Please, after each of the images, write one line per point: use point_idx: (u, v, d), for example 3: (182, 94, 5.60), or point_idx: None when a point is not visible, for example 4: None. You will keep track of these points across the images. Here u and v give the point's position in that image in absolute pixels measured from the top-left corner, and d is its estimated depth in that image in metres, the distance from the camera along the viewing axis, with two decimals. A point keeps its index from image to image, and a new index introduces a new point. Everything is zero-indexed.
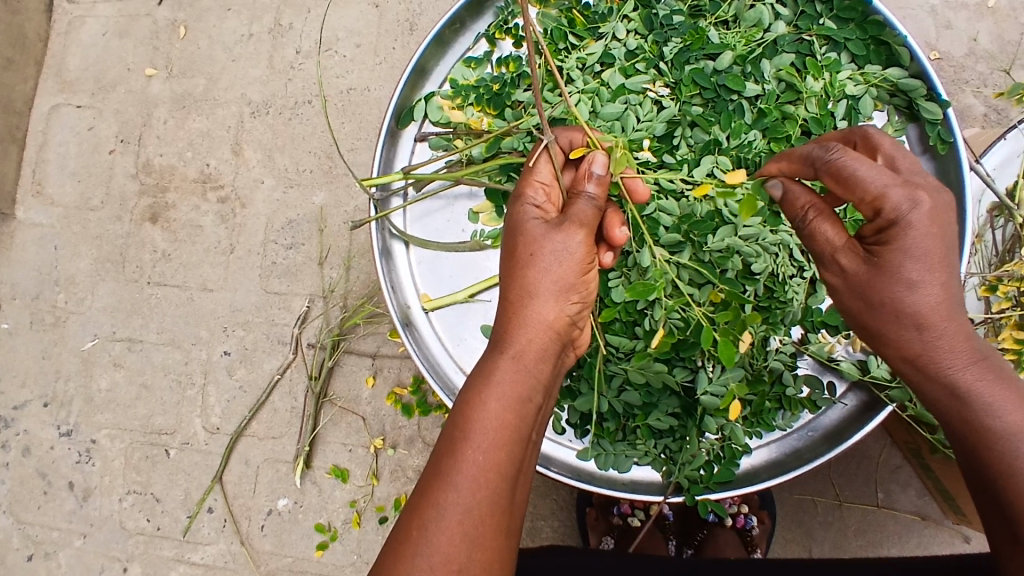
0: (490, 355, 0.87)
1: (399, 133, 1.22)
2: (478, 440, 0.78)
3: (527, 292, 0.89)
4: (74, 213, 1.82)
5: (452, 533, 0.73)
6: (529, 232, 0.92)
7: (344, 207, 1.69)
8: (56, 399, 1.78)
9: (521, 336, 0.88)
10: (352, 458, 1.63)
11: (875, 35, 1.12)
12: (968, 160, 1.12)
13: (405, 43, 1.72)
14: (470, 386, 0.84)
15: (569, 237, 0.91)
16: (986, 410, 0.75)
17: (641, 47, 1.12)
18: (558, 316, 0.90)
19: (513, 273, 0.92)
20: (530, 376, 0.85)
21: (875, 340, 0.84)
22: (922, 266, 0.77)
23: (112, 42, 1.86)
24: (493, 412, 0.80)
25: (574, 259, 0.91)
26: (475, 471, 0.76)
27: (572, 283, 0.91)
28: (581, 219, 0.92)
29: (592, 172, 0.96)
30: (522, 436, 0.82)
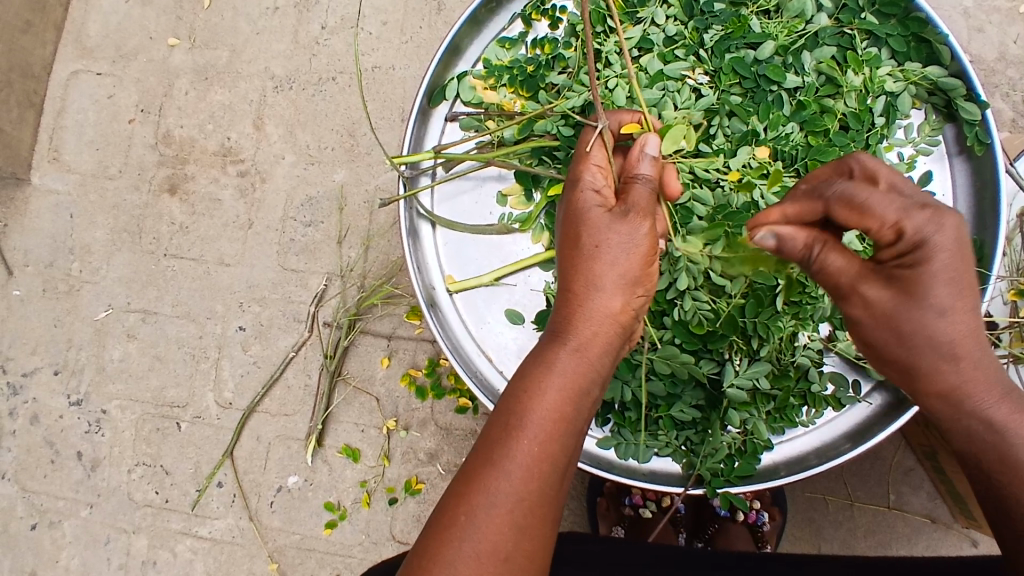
0: (549, 344, 0.86)
1: (429, 111, 1.20)
2: (533, 430, 0.78)
3: (591, 284, 0.87)
4: (90, 182, 1.81)
5: (500, 520, 0.74)
6: (590, 219, 0.89)
7: (365, 186, 1.67)
8: (67, 368, 1.77)
9: (581, 328, 0.86)
10: (364, 438, 1.63)
11: (916, 33, 1.10)
12: (1004, 162, 1.11)
13: (432, 22, 1.70)
14: (526, 373, 0.84)
15: (633, 228, 0.88)
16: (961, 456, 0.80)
17: (681, 34, 1.11)
18: (619, 308, 0.88)
19: (574, 259, 0.89)
20: (588, 368, 0.85)
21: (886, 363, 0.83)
22: (952, 292, 0.75)
23: (135, 10, 1.84)
24: (549, 403, 0.80)
25: (637, 251, 0.88)
26: (527, 460, 0.77)
27: (635, 275, 0.89)
28: (643, 209, 0.90)
29: (645, 154, 0.93)
30: (575, 428, 0.82)
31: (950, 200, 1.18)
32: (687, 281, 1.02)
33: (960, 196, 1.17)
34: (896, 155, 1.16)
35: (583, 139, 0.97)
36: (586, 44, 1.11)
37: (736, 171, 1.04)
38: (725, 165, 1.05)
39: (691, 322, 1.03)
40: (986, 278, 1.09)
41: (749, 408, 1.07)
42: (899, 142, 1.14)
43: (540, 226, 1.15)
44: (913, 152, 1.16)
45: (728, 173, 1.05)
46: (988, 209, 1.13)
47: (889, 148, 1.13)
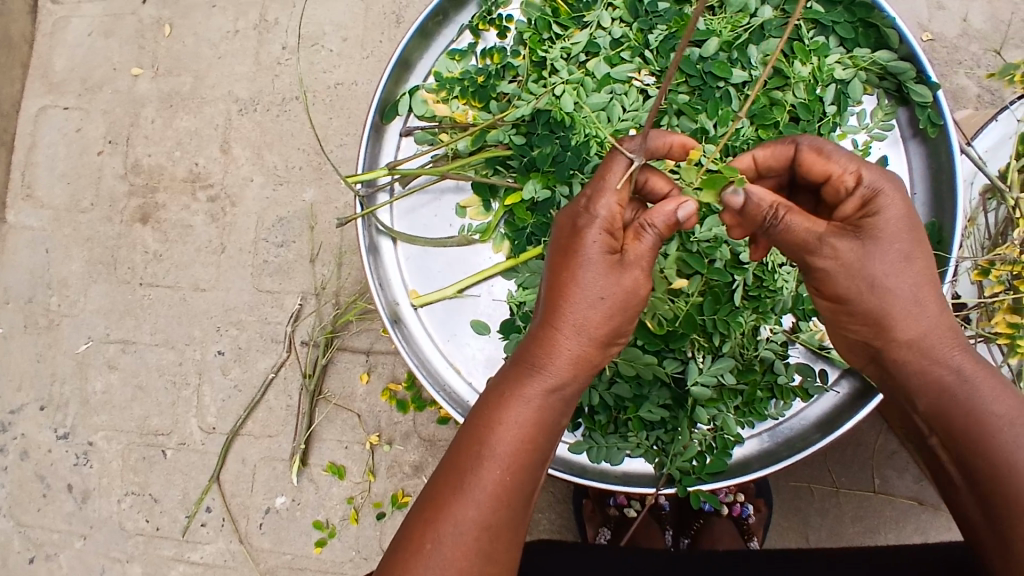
0: (523, 370, 0.84)
1: (383, 128, 1.20)
2: (501, 461, 0.80)
3: (575, 328, 0.82)
4: (64, 215, 1.81)
5: (465, 549, 0.77)
6: (590, 262, 0.82)
7: (335, 203, 1.68)
8: (52, 402, 1.78)
9: (560, 367, 0.83)
10: (348, 455, 1.63)
11: (862, 18, 1.11)
12: (959, 142, 1.11)
13: (392, 36, 1.71)
14: (494, 397, 0.84)
15: (631, 279, 0.83)
16: (989, 399, 0.78)
17: (626, 36, 1.11)
18: (599, 351, 0.85)
19: (567, 302, 0.82)
20: (557, 403, 0.84)
21: (921, 303, 0.81)
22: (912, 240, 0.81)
23: (98, 42, 1.85)
24: (518, 435, 0.81)
25: (630, 302, 0.84)
26: (493, 490, 0.79)
27: (618, 329, 0.85)
28: (645, 264, 0.84)
29: (673, 212, 0.84)
30: (542, 457, 0.84)
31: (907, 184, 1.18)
32: None
33: (917, 178, 1.17)
34: (851, 141, 1.18)
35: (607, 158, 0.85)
36: (533, 52, 1.11)
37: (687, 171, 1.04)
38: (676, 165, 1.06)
39: (650, 322, 1.03)
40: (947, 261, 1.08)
41: (716, 404, 1.07)
42: (852, 129, 1.14)
43: (499, 235, 1.16)
44: (868, 139, 1.16)
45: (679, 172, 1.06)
46: (944, 190, 1.13)
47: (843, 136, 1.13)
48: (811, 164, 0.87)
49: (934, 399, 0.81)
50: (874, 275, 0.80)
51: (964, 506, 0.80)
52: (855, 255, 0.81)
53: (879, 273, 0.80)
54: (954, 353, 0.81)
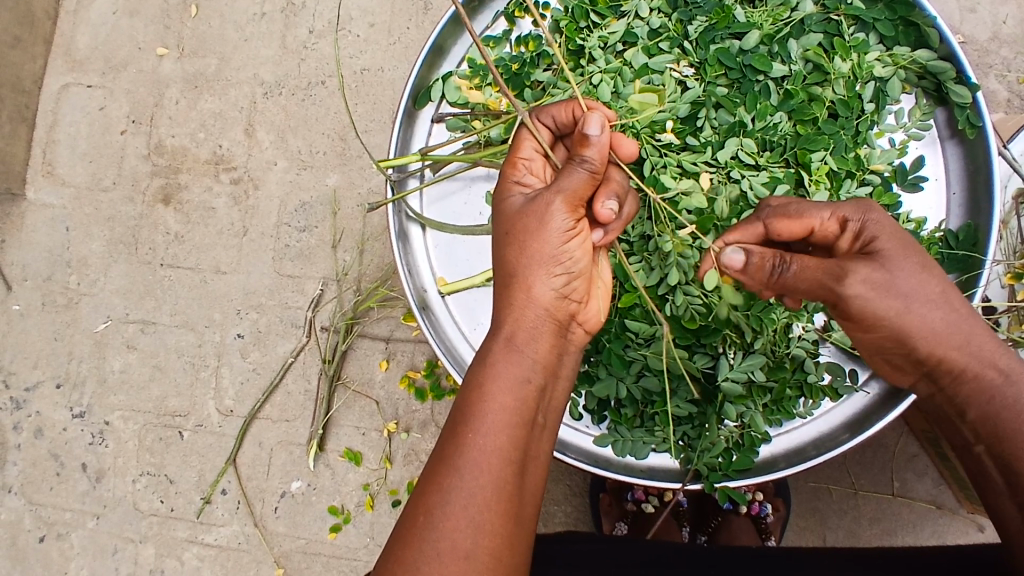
0: (488, 343, 0.88)
1: (415, 113, 1.19)
2: (479, 424, 0.79)
3: (508, 271, 0.91)
4: (85, 194, 1.81)
5: (455, 518, 0.74)
6: (508, 211, 0.93)
7: (358, 190, 1.67)
8: (69, 380, 1.78)
9: (509, 317, 0.89)
10: (365, 442, 1.63)
11: (903, 16, 1.10)
12: (997, 144, 1.10)
13: (419, 22, 1.70)
14: (468, 378, 0.85)
15: (547, 210, 0.89)
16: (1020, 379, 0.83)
17: (665, 26, 1.09)
18: (544, 293, 0.90)
19: (500, 245, 0.92)
20: (523, 362, 0.85)
21: (934, 301, 0.84)
22: (913, 258, 0.84)
23: (123, 21, 1.84)
24: (490, 394, 0.82)
25: (554, 232, 0.89)
26: (476, 453, 0.77)
27: (551, 256, 0.89)
28: (563, 189, 0.89)
29: (581, 130, 0.89)
30: (525, 420, 0.82)
31: (942, 185, 1.16)
32: (678, 276, 1.01)
33: (953, 179, 1.16)
34: (887, 140, 1.16)
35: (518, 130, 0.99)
36: (569, 40, 1.11)
37: (724, 164, 1.04)
38: (713, 158, 1.05)
39: (683, 317, 1.03)
40: (982, 262, 1.07)
41: (745, 401, 1.06)
42: (890, 127, 1.13)
43: None
44: (905, 138, 1.15)
45: (716, 165, 1.05)
46: (981, 195, 1.11)
47: (880, 134, 1.12)
48: (786, 225, 0.90)
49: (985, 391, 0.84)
50: (892, 284, 0.83)
51: (1000, 507, 0.84)
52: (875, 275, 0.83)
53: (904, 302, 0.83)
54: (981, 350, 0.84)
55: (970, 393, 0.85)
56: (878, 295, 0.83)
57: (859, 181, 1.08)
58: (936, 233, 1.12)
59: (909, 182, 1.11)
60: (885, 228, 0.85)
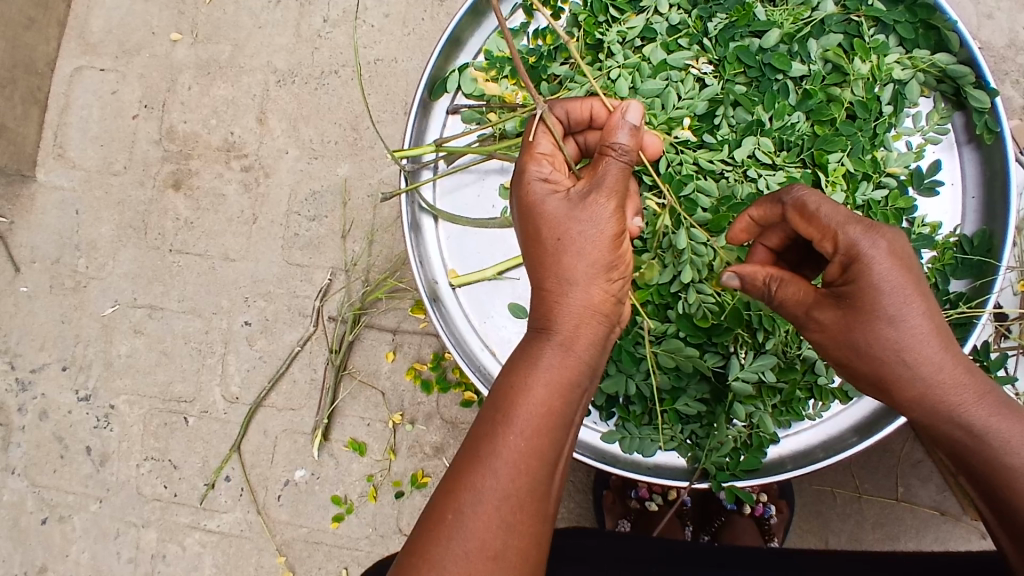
0: (533, 342, 0.85)
1: (431, 104, 1.19)
2: (518, 425, 0.77)
3: (562, 278, 0.85)
4: (95, 178, 1.81)
5: (488, 518, 0.73)
6: (548, 209, 0.87)
7: (369, 180, 1.67)
8: (75, 363, 1.78)
9: (562, 323, 0.84)
10: (370, 432, 1.63)
11: (924, 19, 1.09)
12: (1014, 150, 1.09)
13: (434, 14, 1.70)
14: (508, 376, 0.82)
15: (597, 212, 0.85)
16: (1003, 448, 0.75)
17: (685, 22, 1.08)
18: (596, 296, 0.86)
19: (544, 251, 0.86)
20: (571, 369, 0.82)
21: (920, 357, 0.78)
22: (893, 300, 0.78)
23: (138, 5, 1.84)
24: (535, 397, 0.79)
25: (606, 236, 0.85)
26: (514, 454, 0.76)
27: (606, 262, 0.86)
28: (608, 187, 0.86)
29: (622, 122, 0.88)
30: (564, 422, 0.81)
31: (959, 189, 1.15)
32: (691, 274, 1.01)
33: (969, 184, 1.15)
34: (904, 143, 1.15)
35: (532, 129, 0.94)
36: (588, 34, 1.09)
37: (741, 162, 1.03)
38: (730, 156, 1.04)
39: (695, 315, 1.02)
40: (999, 268, 1.06)
41: (754, 402, 1.06)
42: (907, 131, 1.12)
43: None
44: (921, 141, 1.14)
45: (732, 164, 1.04)
46: (997, 199, 1.10)
47: (897, 137, 1.11)
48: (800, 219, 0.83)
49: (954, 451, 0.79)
50: (863, 331, 0.79)
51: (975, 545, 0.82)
52: (838, 325, 0.81)
53: (861, 345, 0.80)
54: (962, 401, 0.77)
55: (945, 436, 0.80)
56: (836, 340, 0.82)
57: (875, 184, 1.08)
58: (950, 237, 1.12)
59: (926, 186, 1.11)
60: (866, 274, 0.78)
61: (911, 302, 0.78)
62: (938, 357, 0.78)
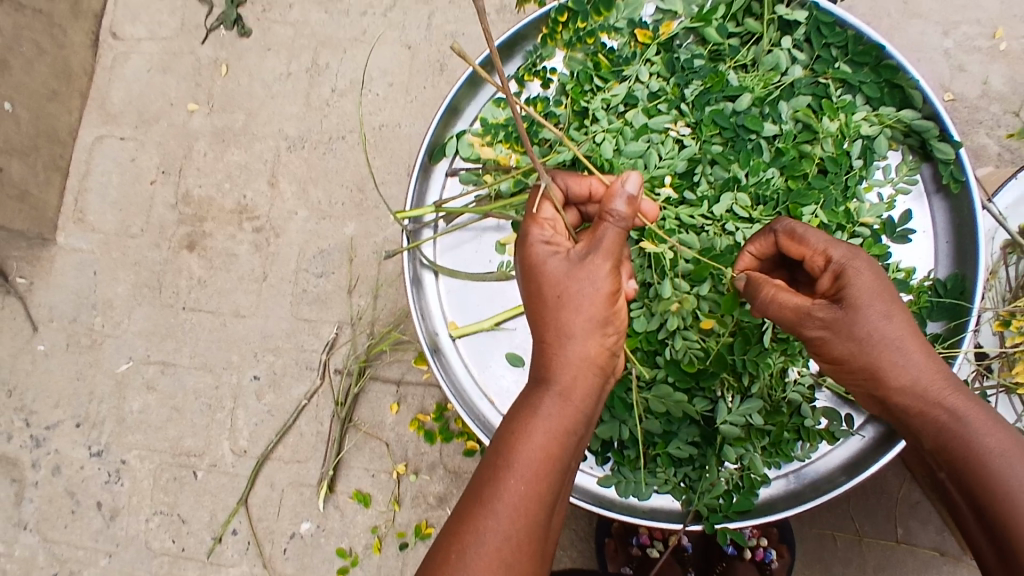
0: (535, 390, 0.90)
1: (431, 168, 1.27)
2: (519, 468, 0.82)
3: (562, 333, 0.91)
4: (114, 240, 1.90)
5: (491, 558, 0.77)
6: (550, 271, 0.93)
7: (374, 238, 1.76)
8: (88, 419, 1.83)
9: (562, 373, 0.90)
10: (375, 483, 1.66)
11: (888, 79, 1.16)
12: (980, 198, 1.15)
13: (435, 82, 1.82)
14: (512, 422, 0.87)
15: (593, 273, 0.91)
16: (978, 429, 0.84)
17: (663, 89, 1.17)
18: (595, 350, 0.91)
19: (547, 307, 0.92)
20: (571, 415, 0.88)
21: (907, 354, 0.87)
22: (885, 300, 0.88)
23: (156, 78, 1.95)
24: (535, 442, 0.84)
25: (602, 294, 0.91)
26: (515, 497, 0.80)
27: (603, 318, 0.91)
28: (605, 249, 0.92)
29: (622, 189, 0.92)
30: (563, 465, 0.86)
31: (931, 237, 1.21)
32: (677, 322, 1.06)
33: (940, 232, 1.21)
34: (875, 194, 1.22)
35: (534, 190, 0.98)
36: (575, 101, 1.18)
37: (720, 217, 1.10)
38: (709, 211, 1.11)
39: (682, 361, 1.07)
40: (970, 311, 1.11)
41: (744, 444, 1.10)
42: (877, 182, 1.19)
43: None
44: (892, 192, 1.20)
45: (712, 218, 1.11)
46: (967, 246, 1.16)
47: (869, 189, 1.18)
48: (791, 244, 0.95)
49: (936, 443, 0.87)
50: (866, 321, 0.87)
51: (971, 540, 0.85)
52: (843, 320, 0.88)
53: (865, 338, 0.88)
54: (944, 387, 0.86)
55: (928, 423, 0.87)
56: (838, 336, 0.89)
57: (849, 234, 1.15)
58: (925, 282, 1.17)
59: (898, 235, 1.18)
60: (866, 279, 0.89)
61: (895, 305, 0.89)
62: (919, 352, 0.88)
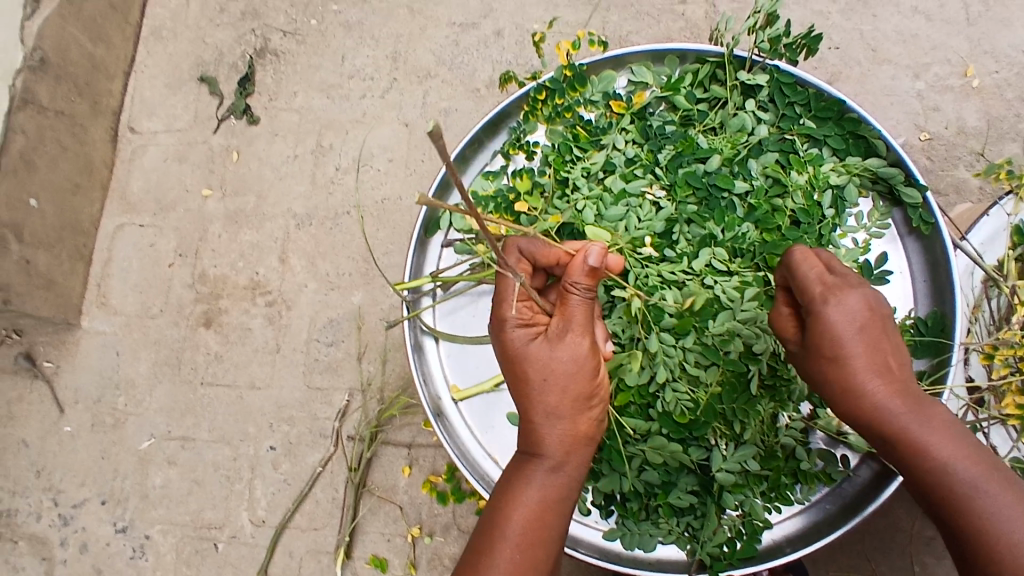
0: (527, 459, 1.03)
1: (426, 240, 1.34)
2: (514, 533, 0.97)
3: (550, 410, 1.01)
4: (135, 321, 2.00)
5: None
6: (531, 353, 1.02)
7: (380, 305, 1.84)
8: (113, 497, 1.89)
9: (551, 442, 1.01)
10: (390, 547, 1.71)
11: (852, 131, 1.23)
12: (950, 238, 1.20)
13: (432, 155, 1.93)
14: (506, 490, 1.01)
15: (572, 351, 1.00)
16: (922, 459, 0.88)
17: (639, 155, 1.25)
18: (582, 421, 1.02)
19: (530, 384, 1.02)
20: (560, 479, 1.01)
21: (864, 384, 0.90)
22: (835, 338, 0.90)
23: (173, 167, 2.08)
24: (526, 508, 0.98)
25: (582, 368, 1.01)
26: (510, 559, 0.95)
27: (586, 391, 1.01)
28: (578, 326, 1.02)
29: (583, 263, 0.98)
30: (556, 524, 0.99)
31: (908, 277, 1.26)
32: (666, 374, 1.12)
33: (916, 272, 1.26)
34: (851, 240, 1.27)
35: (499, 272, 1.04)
36: (557, 171, 1.25)
37: (699, 271, 1.16)
38: (689, 267, 1.17)
39: (674, 412, 1.12)
40: (952, 347, 1.14)
41: (743, 490, 1.12)
42: (851, 228, 1.25)
43: None
44: (867, 237, 1.26)
45: (692, 273, 1.17)
46: (943, 283, 1.21)
47: (843, 235, 1.24)
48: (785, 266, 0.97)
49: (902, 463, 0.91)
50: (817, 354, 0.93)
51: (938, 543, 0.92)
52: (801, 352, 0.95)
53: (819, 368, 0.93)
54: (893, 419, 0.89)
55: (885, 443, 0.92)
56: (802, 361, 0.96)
57: None
58: (906, 321, 1.22)
59: (876, 276, 1.22)
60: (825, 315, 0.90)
61: (854, 340, 0.90)
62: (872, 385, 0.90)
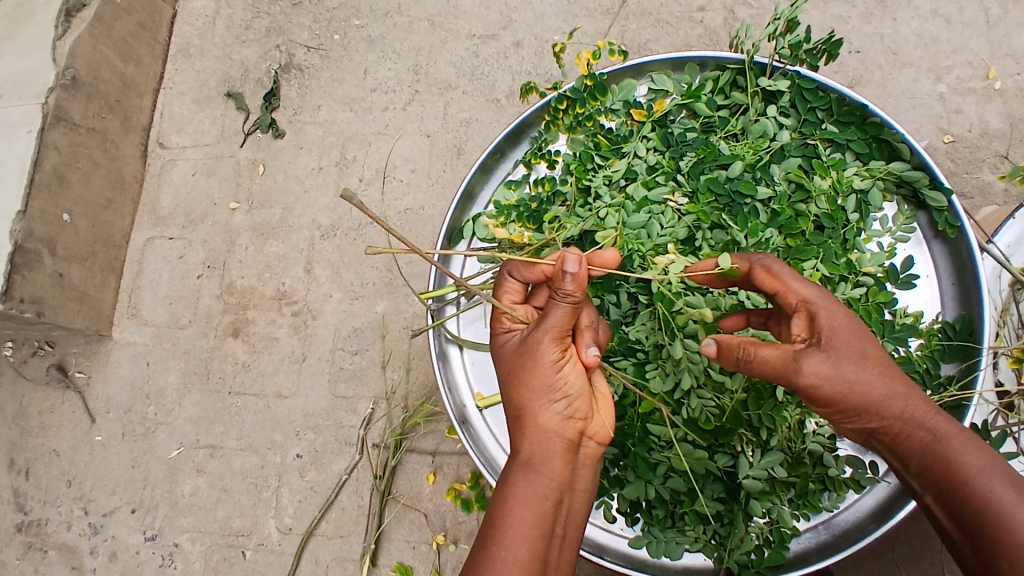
0: (509, 463, 1.05)
1: (451, 249, 1.38)
2: (501, 538, 0.96)
3: (521, 408, 1.05)
4: (164, 332, 2.04)
5: None
6: (506, 356, 1.09)
7: (403, 314, 1.86)
8: (143, 505, 1.93)
9: (527, 443, 1.03)
10: (416, 555, 1.72)
11: (875, 135, 1.22)
12: (978, 242, 1.18)
13: (453, 165, 1.95)
14: (496, 498, 1.02)
15: (539, 350, 1.03)
16: (951, 449, 0.92)
17: (660, 162, 1.26)
18: (552, 419, 1.03)
19: (510, 384, 1.07)
20: (538, 479, 1.01)
21: (887, 384, 0.94)
22: (857, 338, 0.94)
23: (201, 181, 2.13)
24: (508, 512, 0.98)
25: (546, 367, 1.03)
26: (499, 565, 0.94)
27: (547, 386, 1.04)
28: (548, 327, 1.03)
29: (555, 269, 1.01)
30: (543, 530, 0.98)
31: (935, 281, 1.25)
32: (690, 381, 1.11)
33: (943, 276, 1.24)
34: (876, 244, 1.26)
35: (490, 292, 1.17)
36: (579, 180, 1.27)
37: None
38: None
39: (699, 419, 1.12)
40: (981, 350, 1.13)
41: (770, 497, 1.11)
42: (876, 233, 1.24)
43: None
44: (892, 241, 1.25)
45: None
46: (972, 289, 1.19)
47: (867, 239, 1.23)
48: (766, 281, 0.99)
49: (922, 458, 0.93)
50: (843, 360, 0.93)
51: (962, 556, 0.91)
52: (826, 366, 0.93)
53: (853, 376, 0.93)
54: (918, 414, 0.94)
55: (909, 446, 0.94)
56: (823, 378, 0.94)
57: (853, 283, 1.20)
58: (934, 326, 1.21)
59: (902, 281, 1.21)
60: (832, 315, 0.95)
61: (866, 341, 0.95)
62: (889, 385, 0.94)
